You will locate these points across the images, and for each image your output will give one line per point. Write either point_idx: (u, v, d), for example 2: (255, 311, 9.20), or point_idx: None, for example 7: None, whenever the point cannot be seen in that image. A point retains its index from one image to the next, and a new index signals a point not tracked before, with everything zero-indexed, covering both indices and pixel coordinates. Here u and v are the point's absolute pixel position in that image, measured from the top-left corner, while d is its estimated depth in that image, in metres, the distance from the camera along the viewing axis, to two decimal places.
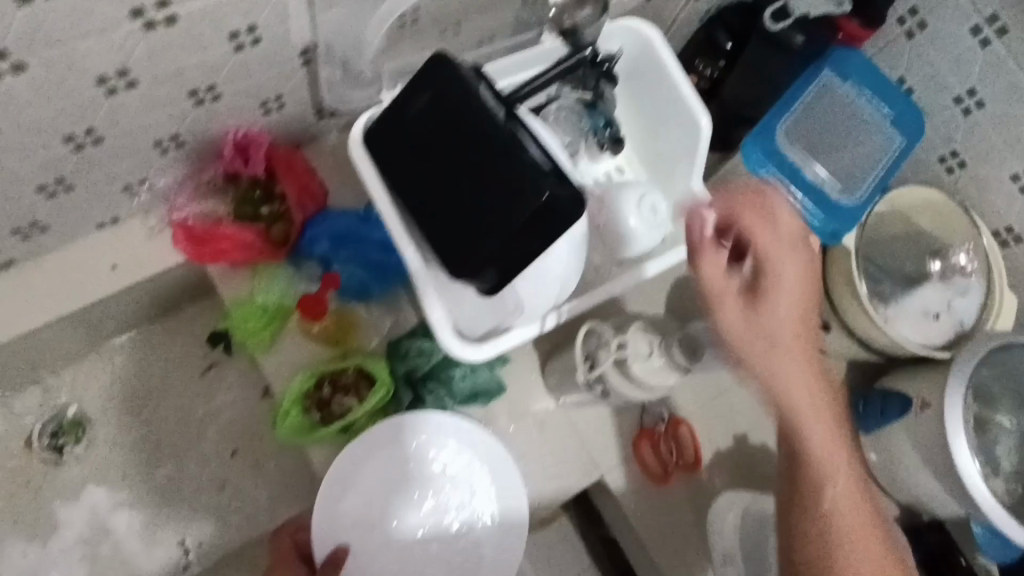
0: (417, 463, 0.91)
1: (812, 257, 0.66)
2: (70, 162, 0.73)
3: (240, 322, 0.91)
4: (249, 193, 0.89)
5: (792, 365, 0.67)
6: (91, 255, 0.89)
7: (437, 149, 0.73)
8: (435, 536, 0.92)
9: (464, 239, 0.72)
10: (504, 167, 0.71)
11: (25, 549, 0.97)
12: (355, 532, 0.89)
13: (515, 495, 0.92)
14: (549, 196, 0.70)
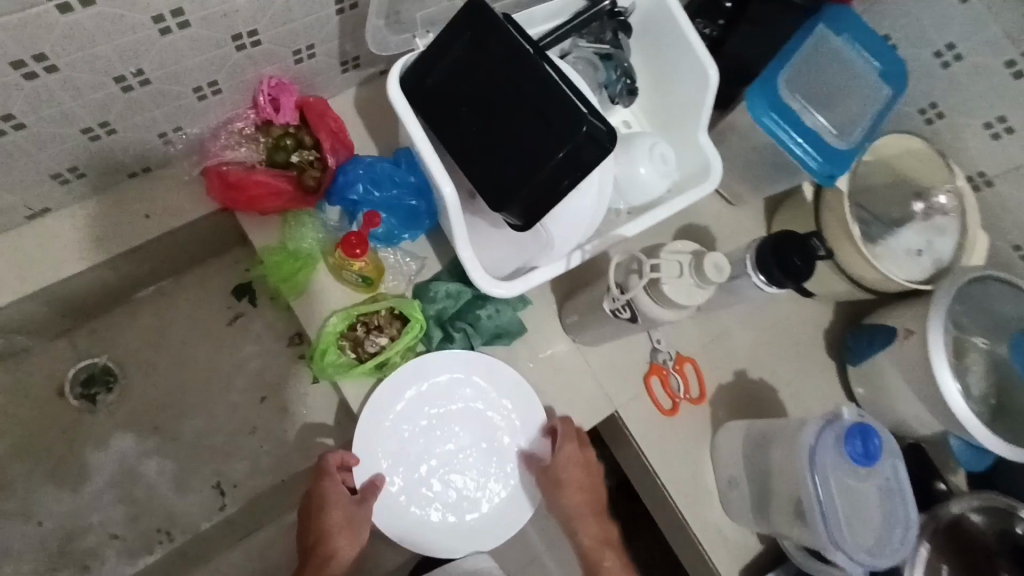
0: (449, 399, 0.95)
1: (574, 461, 0.92)
2: (117, 104, 0.76)
3: (274, 267, 0.94)
4: (281, 141, 0.92)
5: (570, 481, 0.94)
6: (125, 203, 0.91)
7: (477, 90, 0.78)
8: (468, 474, 0.95)
9: (508, 173, 0.77)
10: (544, 105, 0.76)
11: (62, 494, 1.00)
12: (391, 466, 0.92)
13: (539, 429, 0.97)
14: (587, 129, 0.75)
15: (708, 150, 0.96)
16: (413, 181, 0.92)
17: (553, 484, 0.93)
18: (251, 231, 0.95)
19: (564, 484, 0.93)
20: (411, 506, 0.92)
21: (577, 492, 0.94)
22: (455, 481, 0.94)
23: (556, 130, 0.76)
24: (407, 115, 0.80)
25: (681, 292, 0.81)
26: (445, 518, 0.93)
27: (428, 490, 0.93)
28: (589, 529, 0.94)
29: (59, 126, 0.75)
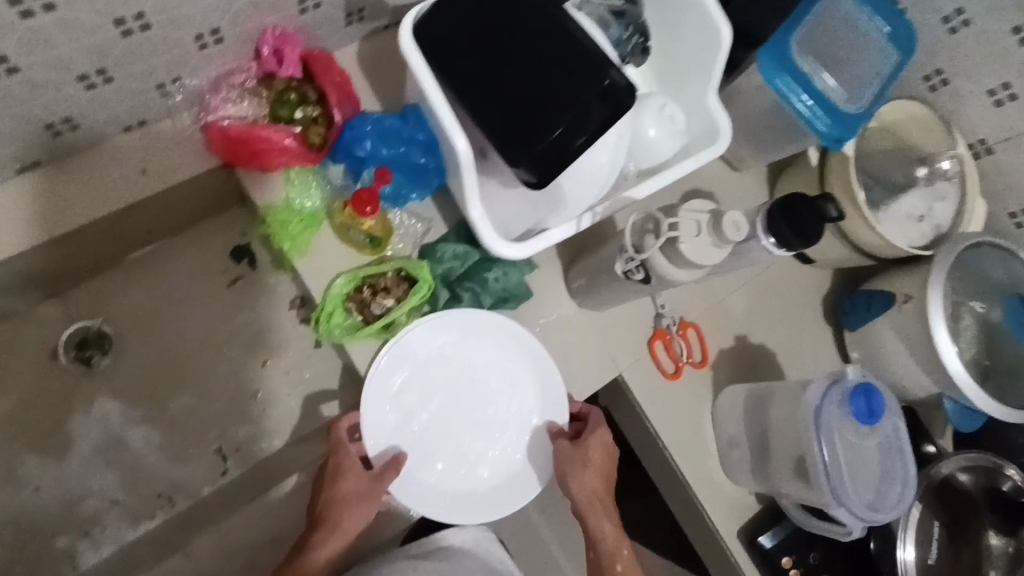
0: (457, 362, 0.94)
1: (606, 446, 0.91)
2: (115, 49, 0.74)
3: (279, 226, 0.92)
4: (284, 95, 0.91)
5: (591, 470, 0.91)
6: (119, 159, 0.88)
7: (496, 45, 0.76)
8: (478, 438, 0.93)
9: (528, 128, 0.76)
10: (565, 60, 0.76)
11: (56, 459, 0.98)
12: (400, 431, 0.90)
13: (553, 391, 0.95)
14: (610, 82, 0.76)
15: (717, 114, 0.94)
16: (422, 138, 0.90)
17: (575, 469, 0.91)
18: (253, 189, 0.93)
19: (588, 469, 0.91)
20: (426, 475, 0.90)
21: (597, 478, 0.92)
22: (465, 445, 0.93)
23: (579, 82, 0.76)
24: (419, 64, 0.77)
25: (698, 250, 0.82)
26: (455, 483, 0.91)
27: (437, 455, 0.91)
28: (603, 521, 0.91)
29: (52, 69, 0.72)
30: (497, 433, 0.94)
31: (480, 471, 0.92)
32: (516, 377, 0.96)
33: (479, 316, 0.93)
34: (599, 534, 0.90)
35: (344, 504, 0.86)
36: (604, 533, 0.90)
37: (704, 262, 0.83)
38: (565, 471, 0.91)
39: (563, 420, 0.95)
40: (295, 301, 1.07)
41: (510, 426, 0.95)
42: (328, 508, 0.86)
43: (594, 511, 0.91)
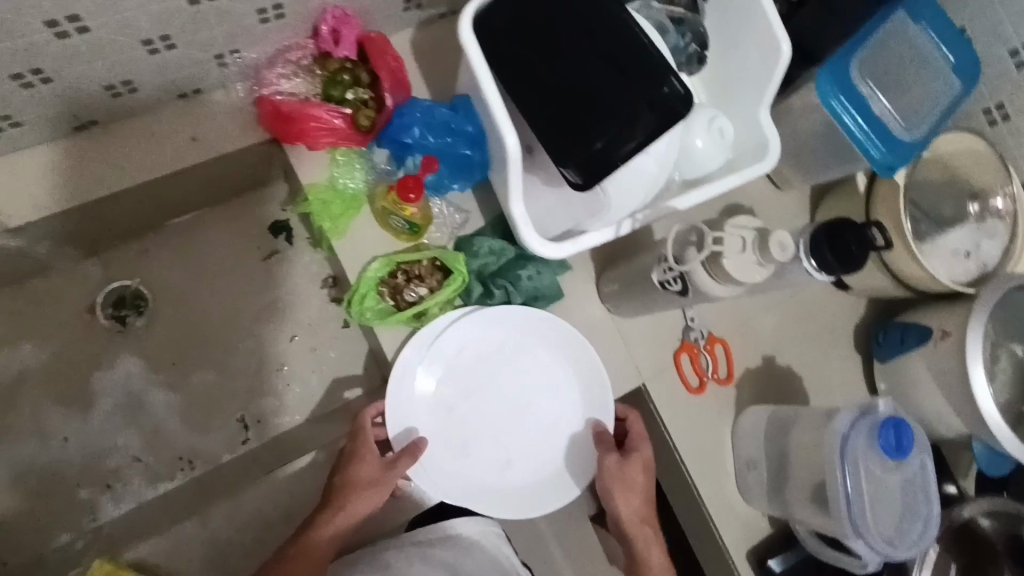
0: (495, 355, 0.95)
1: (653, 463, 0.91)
2: (181, 17, 0.75)
3: (320, 206, 0.93)
4: (337, 75, 0.91)
5: (637, 489, 0.90)
6: (171, 125, 0.89)
7: (557, 42, 0.76)
8: (512, 432, 0.95)
9: (581, 129, 0.75)
10: (626, 63, 0.76)
11: (84, 412, 1.00)
12: (435, 420, 0.92)
13: (589, 391, 0.96)
14: (668, 90, 0.76)
15: (768, 130, 0.92)
16: (470, 131, 0.90)
17: (621, 489, 0.90)
18: (298, 166, 0.94)
19: (633, 488, 0.90)
20: (453, 464, 0.92)
21: (640, 505, 0.91)
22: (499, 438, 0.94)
23: (631, 90, 0.76)
24: (475, 55, 0.75)
25: (743, 267, 0.81)
26: (488, 475, 0.93)
27: (471, 446, 0.93)
28: (647, 545, 0.90)
29: (118, 32, 0.73)
30: (527, 428, 0.96)
31: (512, 464, 0.94)
32: (551, 374, 0.97)
33: (520, 312, 0.94)
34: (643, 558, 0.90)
35: (358, 488, 0.85)
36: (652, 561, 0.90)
37: (746, 280, 0.82)
38: (610, 487, 0.90)
39: (598, 423, 0.96)
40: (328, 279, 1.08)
41: (541, 422, 0.96)
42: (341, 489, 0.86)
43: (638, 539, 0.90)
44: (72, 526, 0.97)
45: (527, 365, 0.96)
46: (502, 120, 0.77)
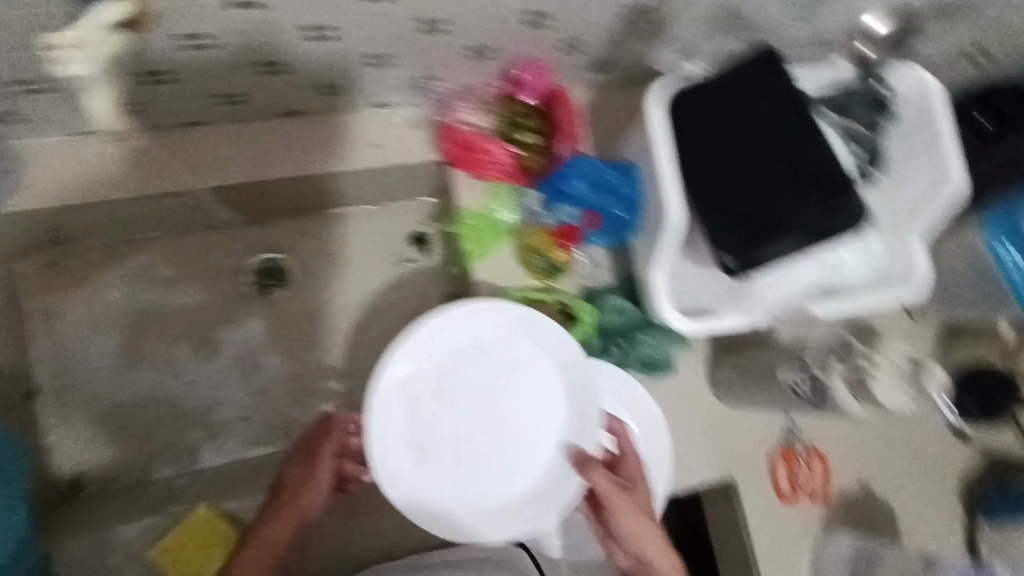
0: (454, 359, 0.83)
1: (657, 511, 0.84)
2: (406, 42, 0.84)
3: (471, 230, 0.99)
4: (519, 118, 0.98)
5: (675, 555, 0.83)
6: (363, 129, 1.00)
7: (742, 134, 0.79)
8: (469, 442, 0.84)
9: (746, 221, 0.78)
10: (807, 170, 0.78)
11: (211, 361, 1.09)
12: (409, 433, 0.81)
13: (550, 404, 0.85)
14: (842, 204, 0.77)
15: (923, 262, 0.89)
16: (630, 194, 0.92)
17: (615, 498, 0.82)
18: (456, 188, 1.01)
19: (664, 552, 0.82)
20: (420, 477, 0.82)
21: (644, 527, 0.82)
22: (444, 445, 0.83)
23: (807, 190, 0.77)
24: (659, 131, 0.81)
25: (896, 397, 0.83)
26: (432, 488, 0.83)
27: (420, 456, 0.82)
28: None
29: (350, 44, 0.82)
30: (451, 424, 0.83)
31: (530, 498, 0.85)
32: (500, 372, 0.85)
33: (573, 346, 0.84)
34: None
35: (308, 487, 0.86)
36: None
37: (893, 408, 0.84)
38: (635, 546, 0.82)
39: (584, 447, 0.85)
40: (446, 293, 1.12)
41: (472, 421, 0.84)
42: (299, 475, 0.87)
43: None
44: (173, 462, 1.05)
45: (478, 355, 0.84)
46: (670, 194, 0.82)
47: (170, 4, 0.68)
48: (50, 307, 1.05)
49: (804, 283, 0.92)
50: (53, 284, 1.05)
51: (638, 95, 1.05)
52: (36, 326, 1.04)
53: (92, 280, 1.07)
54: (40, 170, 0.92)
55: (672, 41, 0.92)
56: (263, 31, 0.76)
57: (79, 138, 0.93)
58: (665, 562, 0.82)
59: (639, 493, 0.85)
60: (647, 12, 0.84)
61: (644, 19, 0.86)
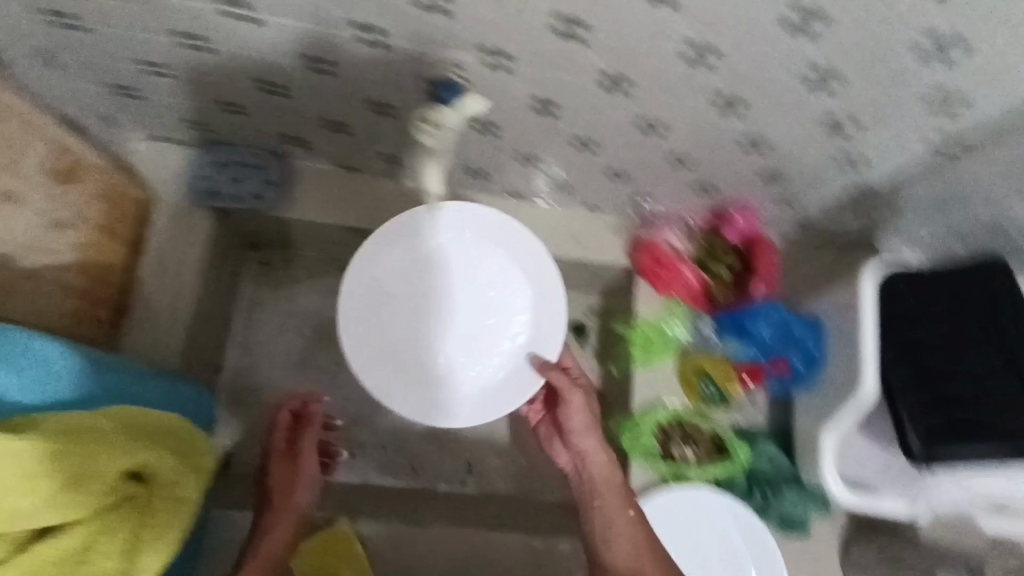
0: (454, 274, 0.91)
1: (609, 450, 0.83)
2: (656, 166, 0.94)
3: (644, 339, 1.07)
4: (717, 252, 1.06)
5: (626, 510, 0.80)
6: (569, 224, 1.10)
7: (955, 334, 0.84)
8: (471, 347, 0.90)
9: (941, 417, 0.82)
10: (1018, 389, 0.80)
11: (361, 388, 1.14)
12: (379, 330, 0.88)
13: (518, 304, 0.91)
14: None
15: None
16: (813, 351, 0.97)
17: (578, 411, 0.83)
18: (639, 296, 1.09)
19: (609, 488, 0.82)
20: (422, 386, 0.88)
21: (598, 458, 0.83)
22: (455, 353, 0.90)
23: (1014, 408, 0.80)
24: (869, 309, 0.87)
25: None
26: (448, 380, 0.89)
27: (428, 352, 0.90)
28: (626, 514, 0.80)
29: (608, 159, 0.94)
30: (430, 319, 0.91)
31: (502, 392, 0.87)
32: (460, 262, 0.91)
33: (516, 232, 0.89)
34: (613, 534, 0.79)
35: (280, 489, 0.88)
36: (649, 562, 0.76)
37: None
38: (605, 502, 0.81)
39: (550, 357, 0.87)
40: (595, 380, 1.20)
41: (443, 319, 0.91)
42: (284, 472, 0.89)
43: (621, 533, 0.78)
44: None
45: (448, 251, 0.90)
46: (866, 370, 0.87)
47: (498, 93, 0.79)
48: (256, 303, 1.16)
49: (982, 492, 0.90)
50: (265, 284, 1.17)
51: (824, 256, 1.12)
52: (240, 316, 1.15)
53: (296, 291, 1.17)
54: (303, 190, 1.05)
55: (877, 218, 1.01)
56: (547, 132, 0.88)
57: (341, 173, 1.06)
58: (604, 483, 0.82)
59: (591, 391, 0.85)
60: (874, 193, 0.94)
61: (867, 198, 0.96)
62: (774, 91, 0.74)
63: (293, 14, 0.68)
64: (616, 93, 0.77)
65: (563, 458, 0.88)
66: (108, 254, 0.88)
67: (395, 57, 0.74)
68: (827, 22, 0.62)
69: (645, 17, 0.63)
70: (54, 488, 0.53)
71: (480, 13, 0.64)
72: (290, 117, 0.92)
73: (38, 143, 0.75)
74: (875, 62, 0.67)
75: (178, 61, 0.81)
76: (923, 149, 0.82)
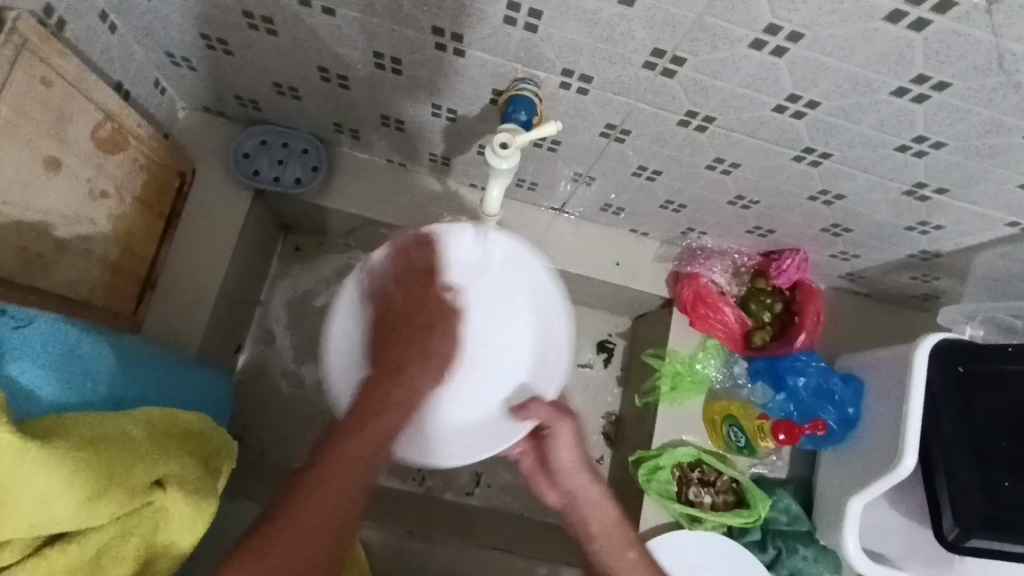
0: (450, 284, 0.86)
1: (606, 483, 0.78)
2: (714, 205, 0.91)
3: (673, 374, 1.03)
4: (762, 295, 1.01)
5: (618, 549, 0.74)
6: (611, 247, 1.06)
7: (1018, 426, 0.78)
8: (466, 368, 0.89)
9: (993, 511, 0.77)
10: None
11: None
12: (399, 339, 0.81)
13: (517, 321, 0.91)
14: None
15: None
16: (849, 412, 0.94)
17: (567, 442, 0.79)
18: (674, 330, 1.05)
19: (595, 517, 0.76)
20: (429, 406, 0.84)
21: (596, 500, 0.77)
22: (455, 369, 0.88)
23: None
24: (919, 382, 0.83)
25: None
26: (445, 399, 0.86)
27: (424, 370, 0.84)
28: (625, 556, 0.73)
29: (667, 191, 0.90)
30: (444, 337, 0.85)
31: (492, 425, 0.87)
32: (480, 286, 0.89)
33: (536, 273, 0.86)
34: (614, 574, 0.72)
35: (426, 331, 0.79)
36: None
37: None
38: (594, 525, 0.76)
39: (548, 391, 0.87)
40: (613, 400, 1.20)
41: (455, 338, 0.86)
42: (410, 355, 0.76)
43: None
44: None
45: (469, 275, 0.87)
46: (908, 446, 0.82)
47: (567, 115, 0.76)
48: (283, 284, 1.15)
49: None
50: (294, 267, 1.15)
51: (870, 311, 1.08)
52: (266, 297, 1.14)
53: (323, 278, 1.16)
54: (345, 180, 1.02)
55: (935, 282, 0.97)
56: (610, 158, 0.85)
57: (387, 168, 1.03)
58: (593, 521, 0.76)
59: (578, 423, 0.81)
60: (938, 259, 0.90)
61: (930, 263, 0.92)
62: (856, 151, 0.70)
63: (364, 8, 0.67)
64: (694, 130, 0.73)
65: (550, 495, 0.82)
66: (140, 227, 0.87)
67: (464, 64, 0.71)
68: (940, 91, 0.58)
69: (746, 61, 0.60)
70: (88, 496, 0.48)
71: (568, 35, 0.62)
72: (344, 107, 0.89)
73: (89, 110, 0.73)
74: (982, 135, 0.63)
75: (238, 39, 0.79)
76: (1004, 224, 0.78)
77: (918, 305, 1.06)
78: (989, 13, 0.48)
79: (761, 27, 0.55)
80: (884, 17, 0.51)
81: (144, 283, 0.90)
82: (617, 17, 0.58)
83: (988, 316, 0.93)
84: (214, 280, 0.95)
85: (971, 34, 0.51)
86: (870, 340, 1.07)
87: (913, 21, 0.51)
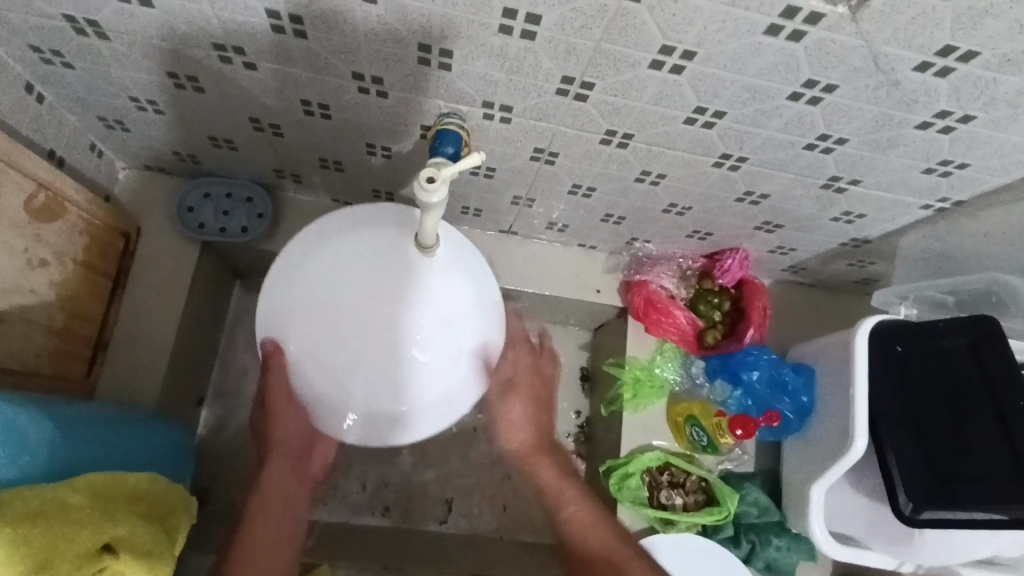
0: (445, 305, 0.76)
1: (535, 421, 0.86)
2: (651, 214, 0.94)
3: (634, 381, 1.05)
4: (709, 295, 1.04)
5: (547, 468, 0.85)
6: (560, 262, 1.08)
7: (946, 401, 0.81)
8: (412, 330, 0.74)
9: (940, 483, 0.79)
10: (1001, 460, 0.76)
11: None
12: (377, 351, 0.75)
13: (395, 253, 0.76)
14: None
15: None
16: (803, 401, 0.97)
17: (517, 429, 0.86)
18: (629, 337, 1.08)
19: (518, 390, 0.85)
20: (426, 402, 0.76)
21: (535, 411, 0.86)
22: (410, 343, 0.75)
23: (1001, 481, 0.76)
24: (862, 366, 0.87)
25: None
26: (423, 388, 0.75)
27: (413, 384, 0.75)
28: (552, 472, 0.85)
29: (604, 206, 0.93)
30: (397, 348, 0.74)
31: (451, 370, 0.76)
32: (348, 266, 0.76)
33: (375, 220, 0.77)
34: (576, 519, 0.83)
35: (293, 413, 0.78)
36: (595, 541, 0.80)
37: None
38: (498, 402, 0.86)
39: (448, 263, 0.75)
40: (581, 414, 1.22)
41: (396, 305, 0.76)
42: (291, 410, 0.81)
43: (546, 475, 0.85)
44: None
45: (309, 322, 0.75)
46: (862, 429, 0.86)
47: (496, 142, 0.79)
48: (242, 331, 1.15)
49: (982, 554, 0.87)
50: (251, 314, 1.16)
51: (817, 300, 1.12)
52: (224, 347, 1.14)
53: None
54: (292, 224, 1.03)
55: (871, 266, 1.01)
56: (545, 179, 0.87)
57: (333, 207, 1.05)
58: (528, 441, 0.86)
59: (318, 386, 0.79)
60: (868, 246, 0.94)
61: (862, 249, 0.96)
62: (766, 154, 0.74)
63: (281, 60, 0.69)
64: (617, 147, 0.77)
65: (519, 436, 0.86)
66: (87, 290, 0.86)
67: (389, 104, 0.74)
68: (831, 93, 0.62)
69: (649, 81, 0.63)
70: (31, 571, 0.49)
71: (481, 70, 0.65)
72: (283, 153, 0.91)
73: (20, 182, 0.73)
74: (878, 129, 0.67)
75: (167, 98, 0.81)
76: (919, 206, 0.82)
77: (858, 291, 1.10)
78: (856, 20, 0.52)
79: (655, 49, 0.58)
80: (764, 32, 0.55)
81: (95, 347, 0.90)
82: (523, 50, 0.61)
83: (915, 292, 0.95)
84: (167, 336, 0.95)
85: (845, 40, 0.54)
86: (820, 328, 1.11)
87: (790, 33, 0.55)
